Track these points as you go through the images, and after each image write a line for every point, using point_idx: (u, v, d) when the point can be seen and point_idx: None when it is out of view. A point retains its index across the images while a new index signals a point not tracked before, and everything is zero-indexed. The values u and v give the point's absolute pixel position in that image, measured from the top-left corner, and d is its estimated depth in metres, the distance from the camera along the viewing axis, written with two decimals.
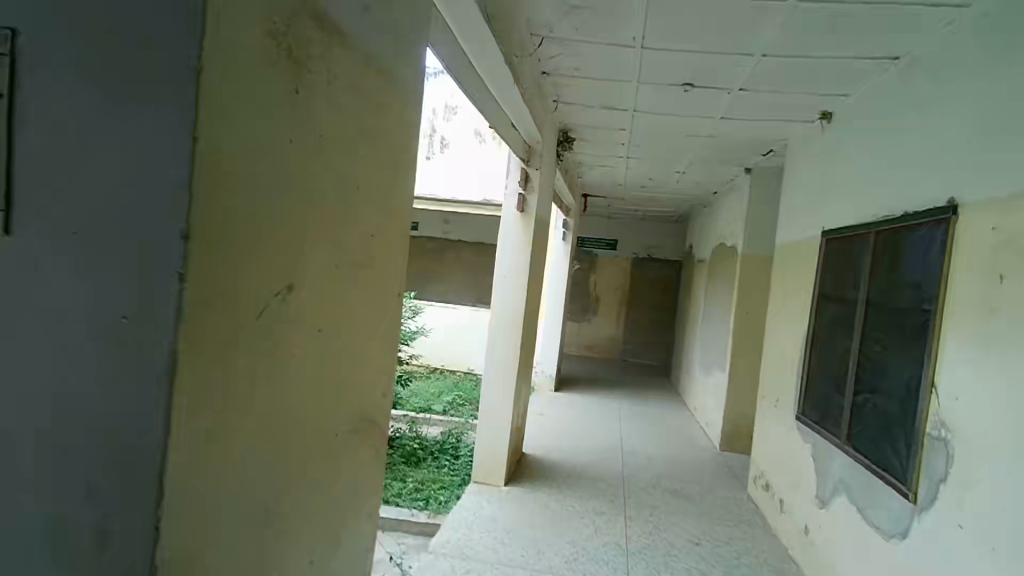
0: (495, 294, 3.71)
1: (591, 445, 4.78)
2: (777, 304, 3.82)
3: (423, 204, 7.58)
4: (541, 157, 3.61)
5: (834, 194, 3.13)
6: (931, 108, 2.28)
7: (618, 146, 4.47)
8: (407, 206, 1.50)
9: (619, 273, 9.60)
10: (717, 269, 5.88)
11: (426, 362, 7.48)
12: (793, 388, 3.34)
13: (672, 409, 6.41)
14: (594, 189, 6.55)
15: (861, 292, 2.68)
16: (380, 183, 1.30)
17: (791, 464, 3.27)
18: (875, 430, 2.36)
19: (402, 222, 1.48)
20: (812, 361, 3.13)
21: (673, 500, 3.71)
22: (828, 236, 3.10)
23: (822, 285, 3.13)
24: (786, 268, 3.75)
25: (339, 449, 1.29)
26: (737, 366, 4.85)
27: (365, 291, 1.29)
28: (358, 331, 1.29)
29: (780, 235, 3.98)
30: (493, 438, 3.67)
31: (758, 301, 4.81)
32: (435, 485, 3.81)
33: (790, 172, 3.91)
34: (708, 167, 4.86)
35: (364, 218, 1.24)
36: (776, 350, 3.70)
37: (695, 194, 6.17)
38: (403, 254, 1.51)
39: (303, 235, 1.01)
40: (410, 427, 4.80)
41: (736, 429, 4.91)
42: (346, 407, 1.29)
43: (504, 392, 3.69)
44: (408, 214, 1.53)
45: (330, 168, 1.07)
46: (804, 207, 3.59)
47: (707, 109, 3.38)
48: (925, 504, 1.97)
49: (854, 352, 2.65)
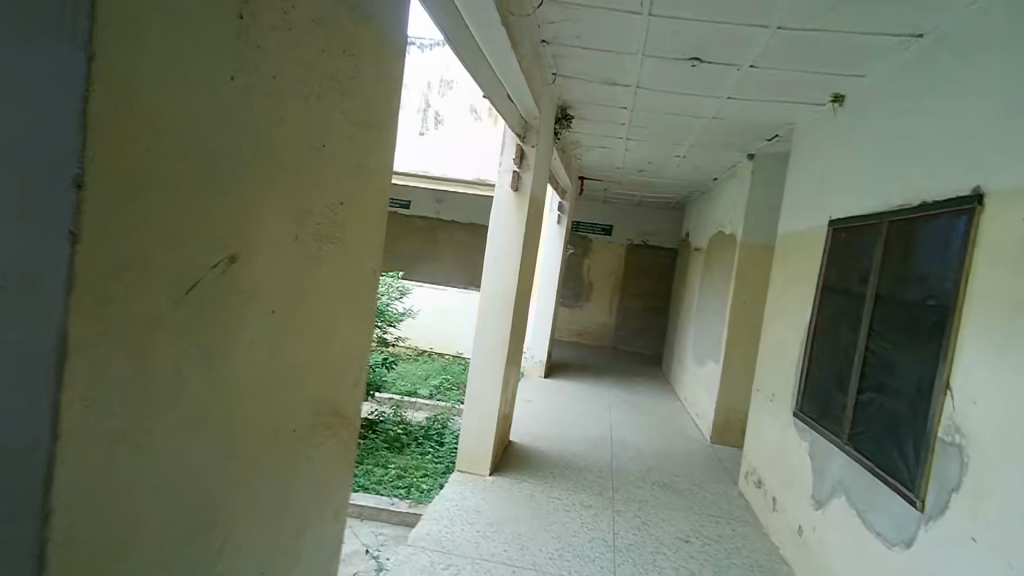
0: (486, 276, 3.55)
1: (579, 433, 4.66)
2: (777, 295, 3.68)
3: (415, 182, 7.38)
4: (537, 134, 3.43)
5: (843, 182, 2.98)
6: (955, 89, 2.13)
7: (618, 125, 4.30)
8: (388, 172, 1.33)
9: (613, 259, 9.46)
10: (714, 257, 5.75)
11: (414, 345, 7.33)
12: (791, 383, 3.21)
13: (662, 398, 6.31)
14: (591, 172, 6.37)
15: (870, 285, 2.54)
16: (354, 142, 1.13)
17: (786, 462, 3.15)
18: (881, 431, 2.23)
19: (381, 189, 1.31)
20: (814, 355, 3.00)
21: (661, 494, 3.60)
22: (836, 225, 2.96)
23: (826, 278, 3.00)
24: (788, 258, 3.61)
25: (301, 444, 1.13)
26: (732, 358, 4.74)
27: (333, 266, 1.13)
28: (324, 312, 1.13)
29: (783, 223, 3.83)
30: (479, 426, 3.53)
31: (755, 292, 4.69)
32: (417, 473, 3.69)
33: (796, 158, 3.76)
34: (709, 151, 4.69)
35: (334, 183, 1.08)
36: (774, 344, 3.58)
37: (694, 180, 6.02)
38: (382, 226, 1.34)
39: (253, 195, 0.85)
40: (394, 411, 4.66)
41: (728, 422, 4.81)
42: (308, 398, 1.13)
43: (492, 378, 3.54)
44: (387, 182, 1.36)
45: (288, 118, 0.90)
46: (809, 195, 3.44)
47: (714, 88, 3.21)
48: (934, 512, 1.85)
49: (860, 347, 2.52)
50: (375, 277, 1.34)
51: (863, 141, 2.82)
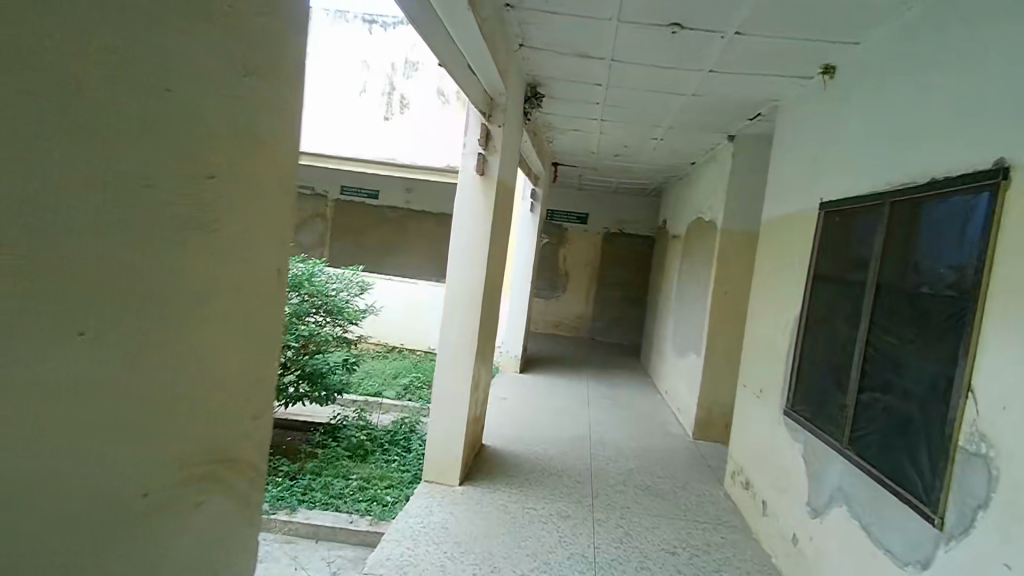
0: (450, 269, 3.24)
1: (557, 433, 4.41)
2: (764, 283, 3.45)
3: (380, 171, 7.00)
4: (504, 113, 3.13)
5: (836, 160, 2.74)
6: (968, 48, 1.88)
7: (592, 105, 4.01)
8: (293, 140, 1.03)
9: (589, 249, 9.23)
10: (693, 245, 5.54)
11: (384, 341, 7.01)
12: (781, 378, 2.99)
13: (642, 391, 6.10)
14: (565, 157, 6.09)
15: (871, 273, 2.31)
16: (231, 95, 0.83)
17: (777, 464, 2.93)
18: (888, 436, 2.01)
19: (284, 164, 1.01)
20: (805, 349, 2.78)
21: (644, 500, 3.36)
22: (828, 209, 2.73)
23: (818, 266, 2.77)
24: (775, 244, 3.38)
25: (174, 508, 0.84)
26: (715, 350, 4.52)
27: (205, 265, 0.83)
28: (196, 327, 0.83)
29: (768, 207, 3.60)
30: (447, 432, 3.25)
31: (737, 280, 4.48)
32: (381, 484, 3.39)
33: (781, 138, 3.52)
34: (689, 132, 4.44)
35: (196, 148, 0.78)
36: (761, 336, 3.35)
37: (672, 164, 5.78)
38: (287, 211, 1.04)
39: (22, 158, 0.55)
40: (358, 414, 4.34)
41: (711, 417, 4.59)
42: (180, 446, 0.83)
43: (460, 379, 3.26)
44: (295, 155, 1.05)
45: (87, 42, 0.60)
46: (798, 176, 3.20)
47: (696, 59, 2.94)
48: (956, 532, 1.63)
49: (861, 342, 2.29)
50: (279, 278, 1.04)
51: (859, 115, 2.58)
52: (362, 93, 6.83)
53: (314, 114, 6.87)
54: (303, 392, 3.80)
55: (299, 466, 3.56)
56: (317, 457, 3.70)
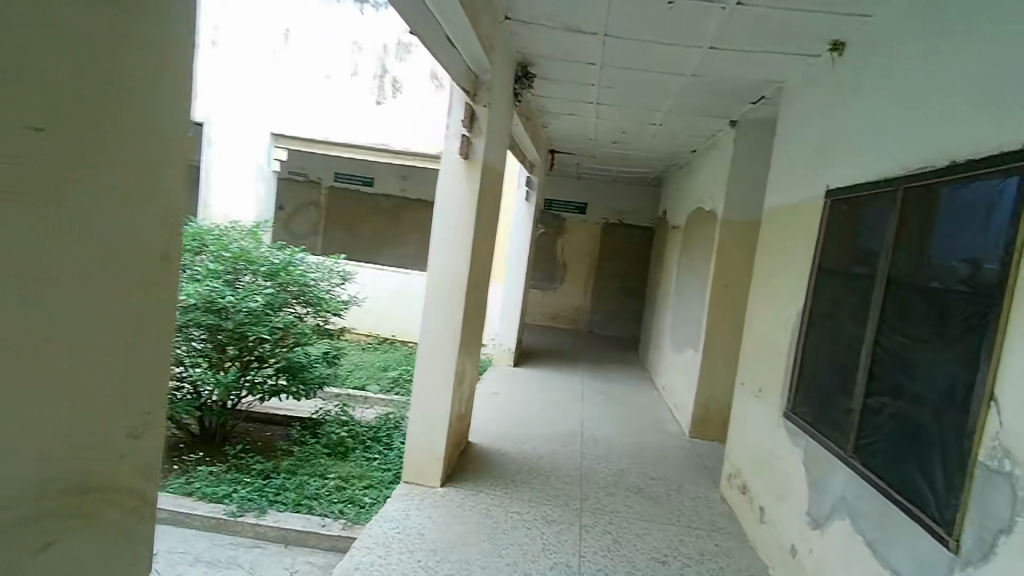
0: (431, 259, 3.05)
1: (547, 430, 4.24)
2: (765, 275, 3.26)
3: (372, 157, 6.81)
4: (489, 92, 2.95)
5: (842, 144, 2.56)
6: (982, 18, 1.71)
7: (587, 86, 3.81)
8: (183, 99, 0.84)
9: (588, 239, 9.04)
10: (693, 235, 5.34)
11: (376, 333, 6.85)
12: (781, 378, 2.81)
13: (637, 387, 5.93)
14: (561, 143, 5.88)
15: (881, 266, 2.11)
16: (68, 30, 0.65)
17: (776, 469, 2.76)
18: (898, 446, 1.83)
19: (169, 126, 0.83)
20: (808, 348, 2.59)
21: (635, 503, 3.20)
22: (834, 196, 2.53)
23: (823, 259, 2.58)
24: (778, 235, 3.18)
25: (7, 551, 0.66)
26: (713, 346, 4.35)
27: (38, 239, 0.65)
28: (27, 320, 0.65)
29: (770, 196, 3.41)
30: (427, 429, 3.08)
31: (737, 274, 4.29)
32: (359, 484, 3.22)
33: (785, 122, 3.33)
34: (688, 118, 4.25)
35: (8, 88, 0.60)
36: (762, 333, 3.16)
37: (671, 152, 5.58)
38: (176, 184, 0.86)
39: None
40: (341, 409, 4.17)
41: (708, 415, 4.42)
42: (11, 475, 0.65)
43: (442, 376, 3.08)
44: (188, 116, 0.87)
45: None
46: (801, 162, 3.01)
47: (695, 33, 2.73)
48: (973, 557, 1.46)
49: (868, 341, 2.10)
50: (165, 264, 0.85)
51: (867, 94, 2.39)
52: (354, 77, 6.64)
53: (303, 97, 6.66)
54: (281, 385, 3.62)
55: (275, 464, 3.39)
56: (295, 454, 3.53)
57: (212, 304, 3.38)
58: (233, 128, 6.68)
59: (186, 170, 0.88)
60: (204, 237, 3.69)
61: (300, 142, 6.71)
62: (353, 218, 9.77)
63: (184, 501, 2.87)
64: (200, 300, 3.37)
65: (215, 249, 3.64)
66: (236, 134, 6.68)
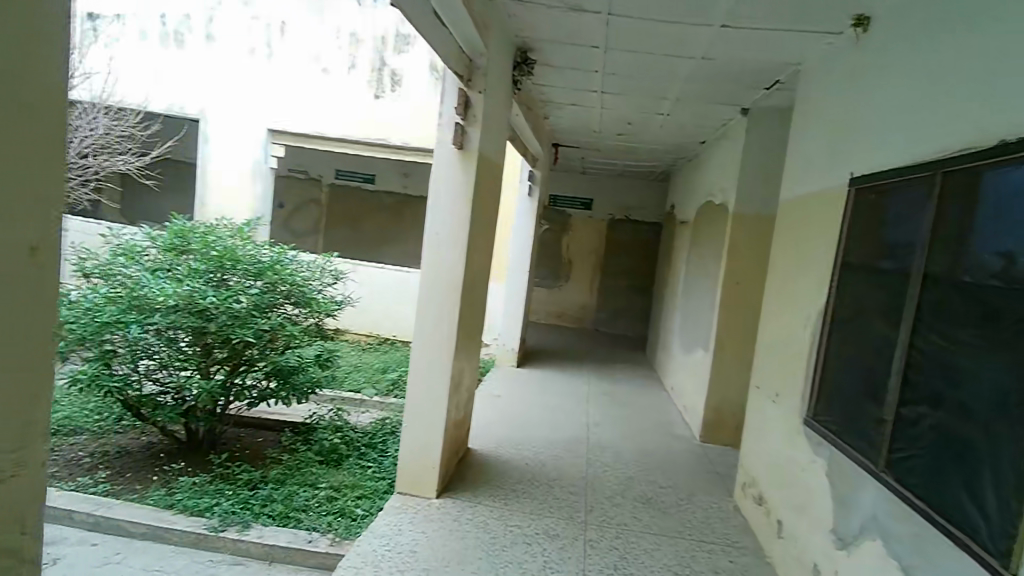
0: (424, 256, 2.86)
1: (550, 435, 4.05)
2: (782, 271, 3.04)
3: (371, 152, 6.57)
4: (485, 77, 2.75)
5: (868, 127, 2.35)
6: None
7: (591, 73, 3.62)
8: (52, 58, 0.68)
9: (593, 236, 8.84)
10: (703, 230, 5.12)
11: (376, 334, 6.68)
12: (800, 383, 2.60)
13: (645, 388, 5.73)
14: (565, 136, 5.68)
15: (915, 261, 1.90)
16: None
17: (796, 480, 2.56)
18: (940, 461, 1.63)
19: (33, 90, 0.67)
20: (830, 351, 2.38)
21: (643, 514, 3.01)
22: (860, 186, 2.32)
23: (848, 254, 2.36)
24: (796, 229, 2.96)
25: None
26: (725, 346, 4.14)
27: None
28: None
29: (786, 186, 3.20)
30: (422, 437, 2.90)
31: (750, 270, 4.08)
32: (352, 495, 3.04)
33: (803, 108, 3.11)
34: (697, 106, 4.04)
35: None
36: (778, 334, 2.95)
37: (679, 144, 5.37)
38: (43, 164, 0.69)
39: None
40: (335, 413, 3.98)
41: (719, 418, 4.21)
42: None
43: (437, 382, 2.90)
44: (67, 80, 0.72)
45: None
46: (821, 151, 2.80)
47: (705, 10, 2.52)
48: None
49: (902, 344, 1.89)
50: (36, 259, 0.69)
51: (896, 71, 2.18)
52: (351, 70, 6.43)
53: (301, 91, 6.47)
54: (270, 390, 3.45)
55: (263, 473, 3.22)
56: (285, 462, 3.36)
57: (193, 305, 3.20)
58: (228, 124, 6.51)
59: (59, 146, 0.71)
60: (190, 234, 3.54)
61: (297, 138, 6.53)
62: (354, 216, 9.60)
63: (163, 514, 2.71)
64: (182, 300, 3.19)
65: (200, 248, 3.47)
66: (231, 130, 6.52)
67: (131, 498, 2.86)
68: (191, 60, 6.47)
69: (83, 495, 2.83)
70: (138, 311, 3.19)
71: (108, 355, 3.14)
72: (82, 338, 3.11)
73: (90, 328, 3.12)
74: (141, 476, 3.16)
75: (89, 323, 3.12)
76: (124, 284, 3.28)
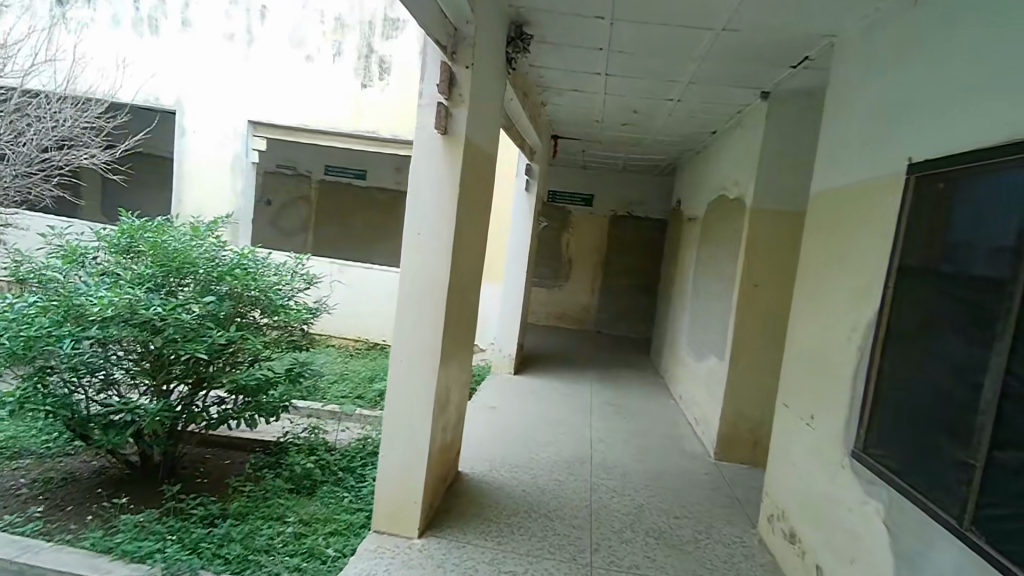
0: (403, 256, 2.45)
1: (550, 454, 3.67)
2: (816, 274, 2.63)
3: (358, 146, 6.16)
4: (473, 48, 2.34)
5: (928, 101, 1.95)
6: None
7: (594, 51, 3.22)
8: None
9: (594, 234, 8.46)
10: (714, 227, 4.74)
11: (365, 338, 6.30)
12: (845, 408, 2.21)
13: (651, 397, 5.34)
14: (565, 126, 5.29)
15: (1013, 264, 1.50)
16: None
17: (839, 521, 2.17)
18: None
19: None
20: (886, 372, 1.99)
21: (656, 552, 2.63)
22: (923, 173, 1.91)
23: (906, 255, 1.96)
24: (830, 225, 2.56)
25: None
26: (742, 355, 3.74)
27: None
28: None
29: (818, 176, 2.80)
30: (401, 467, 2.51)
31: (770, 271, 3.69)
32: (322, 531, 2.65)
33: (837, 86, 2.72)
34: (711, 90, 3.66)
35: None
36: (812, 347, 2.56)
37: (688, 134, 4.98)
38: None
39: None
40: (312, 432, 3.59)
41: (736, 435, 3.81)
42: None
43: (420, 402, 2.49)
44: None
45: None
46: (862, 132, 2.40)
47: None
48: None
49: (997, 369, 1.49)
50: None
51: (967, 31, 1.79)
52: (337, 58, 6.02)
53: (283, 80, 6.05)
54: (232, 410, 3.04)
55: (223, 506, 2.83)
56: (250, 492, 2.97)
57: (136, 316, 2.78)
58: (205, 116, 6.11)
59: None
60: (138, 233, 3.15)
61: (280, 130, 6.13)
62: (345, 212, 9.19)
63: (98, 561, 2.30)
64: (121, 310, 2.76)
65: (150, 251, 3.06)
66: (209, 121, 6.11)
67: (65, 540, 2.48)
68: (166, 48, 6.05)
69: (9, 536, 2.43)
70: (74, 322, 2.77)
71: (44, 371, 2.74)
72: (12, 353, 2.68)
73: (18, 343, 2.68)
74: (83, 511, 2.78)
75: (19, 335, 2.69)
76: (60, 290, 2.88)
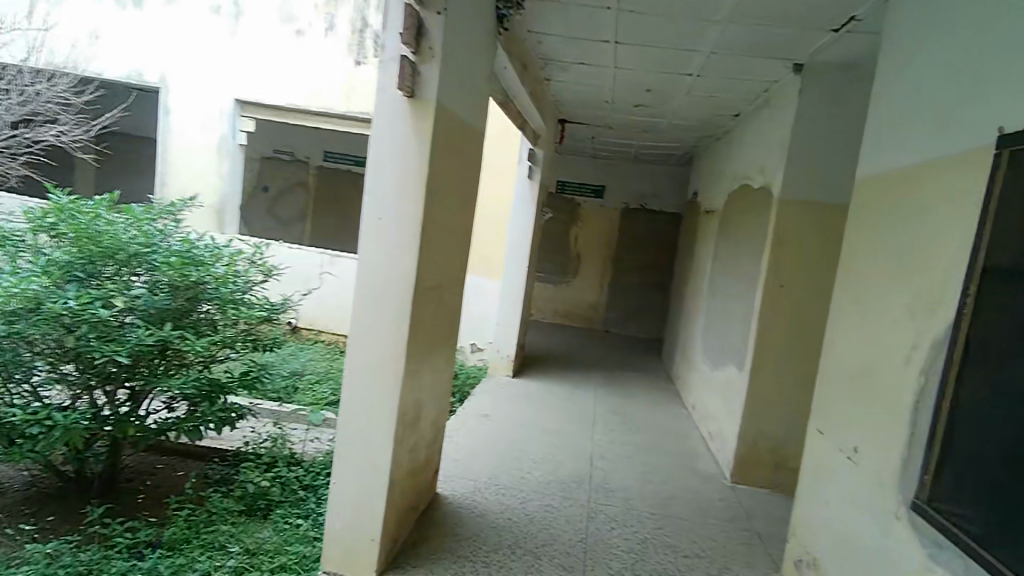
0: (362, 245, 2.04)
1: (544, 472, 3.25)
2: (865, 276, 2.16)
3: (352, 128, 5.76)
4: None
5: (1013, 48, 1.53)
6: None
7: (601, 11, 2.75)
8: None
9: (605, 227, 8.02)
10: (734, 220, 4.28)
11: None
12: (903, 446, 1.75)
13: (661, 406, 4.89)
14: (572, 108, 4.84)
15: None
16: None
17: None
18: None
19: None
20: (959, 406, 1.54)
21: None
22: (1015, 147, 1.45)
23: (991, 256, 1.50)
24: (881, 215, 2.11)
25: None
26: (766, 366, 3.28)
27: None
28: None
29: (863, 156, 2.33)
30: (356, 497, 2.11)
31: (800, 269, 3.23)
32: (267, 567, 2.19)
33: (887, 50, 2.26)
34: (735, 64, 3.21)
35: None
36: (858, 363, 2.10)
37: (707, 117, 4.52)
38: None
39: None
40: (277, 441, 3.19)
41: (756, 455, 3.36)
42: None
43: (381, 419, 2.08)
44: None
45: None
46: (924, 101, 1.93)
47: None
48: None
49: None
50: None
51: None
52: (329, 33, 5.61)
53: (272, 56, 5.65)
54: (172, 422, 2.65)
55: (158, 532, 2.44)
56: (192, 515, 2.58)
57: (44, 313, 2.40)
58: (191, 94, 5.73)
59: None
60: (63, 214, 2.69)
61: (268, 111, 5.75)
62: (344, 202, 8.80)
63: None
64: (23, 303, 2.44)
65: (74, 238, 2.65)
66: (193, 99, 5.74)
67: None
68: (149, 20, 5.67)
69: None
70: None
71: None
72: None
73: None
74: None
75: None
76: None
